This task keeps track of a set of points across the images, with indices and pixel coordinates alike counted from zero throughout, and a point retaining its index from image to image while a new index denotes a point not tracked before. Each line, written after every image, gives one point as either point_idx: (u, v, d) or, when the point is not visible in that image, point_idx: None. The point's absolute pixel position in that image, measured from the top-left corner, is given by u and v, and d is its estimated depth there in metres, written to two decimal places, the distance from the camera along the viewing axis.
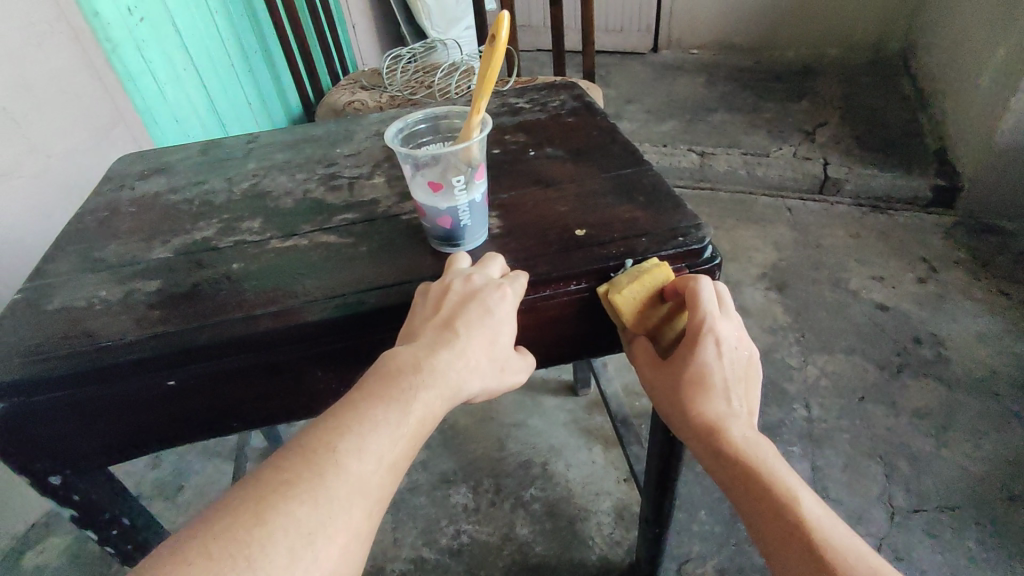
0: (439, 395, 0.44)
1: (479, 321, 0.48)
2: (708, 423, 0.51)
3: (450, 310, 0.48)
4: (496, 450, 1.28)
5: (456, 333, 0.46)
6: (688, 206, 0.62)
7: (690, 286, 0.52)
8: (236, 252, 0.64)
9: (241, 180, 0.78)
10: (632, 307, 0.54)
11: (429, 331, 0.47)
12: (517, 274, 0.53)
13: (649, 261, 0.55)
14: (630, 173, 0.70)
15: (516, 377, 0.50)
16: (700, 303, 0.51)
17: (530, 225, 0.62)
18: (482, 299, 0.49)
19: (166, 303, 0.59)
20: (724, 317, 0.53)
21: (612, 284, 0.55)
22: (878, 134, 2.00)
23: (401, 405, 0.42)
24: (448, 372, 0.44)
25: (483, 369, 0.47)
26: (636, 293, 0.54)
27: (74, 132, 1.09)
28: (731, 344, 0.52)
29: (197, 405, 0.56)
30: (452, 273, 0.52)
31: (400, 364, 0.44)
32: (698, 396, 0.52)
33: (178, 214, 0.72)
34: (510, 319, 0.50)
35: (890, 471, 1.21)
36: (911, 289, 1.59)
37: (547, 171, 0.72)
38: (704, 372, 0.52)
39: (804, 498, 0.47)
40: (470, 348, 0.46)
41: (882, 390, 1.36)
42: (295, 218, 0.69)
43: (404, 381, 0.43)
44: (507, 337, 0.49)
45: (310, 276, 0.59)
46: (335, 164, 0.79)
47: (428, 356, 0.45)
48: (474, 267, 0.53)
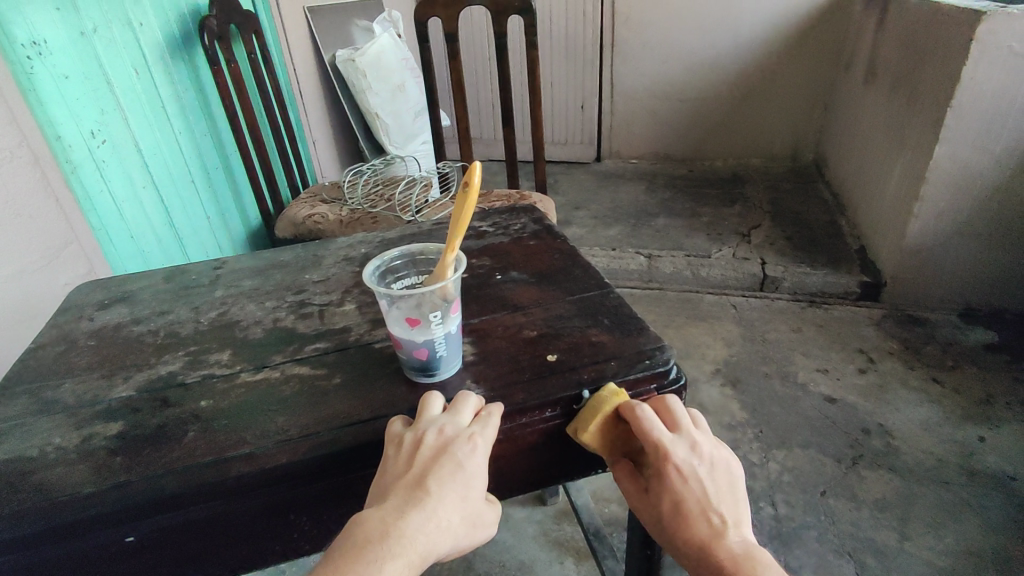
0: (405, 565, 0.43)
1: (451, 477, 0.47)
2: (695, 545, 0.52)
3: (420, 464, 0.48)
4: (464, 571, 1.23)
5: (428, 491, 0.46)
6: (651, 328, 0.66)
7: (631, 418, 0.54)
8: (203, 388, 0.63)
9: (208, 309, 0.78)
10: (597, 442, 0.57)
11: (402, 488, 0.46)
12: (494, 418, 0.53)
13: (598, 391, 0.57)
14: (593, 295, 0.74)
15: (488, 531, 0.49)
16: (649, 436, 0.54)
17: (502, 351, 0.65)
18: (452, 452, 0.48)
19: (127, 449, 0.56)
20: (683, 439, 0.55)
21: (576, 425, 0.57)
22: (805, 234, 2.19)
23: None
24: (418, 539, 0.44)
25: (455, 528, 0.46)
26: (594, 429, 0.56)
27: (26, 254, 1.06)
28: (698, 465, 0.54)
29: (158, 561, 0.53)
30: (424, 421, 0.51)
31: (368, 534, 0.44)
32: (679, 521, 0.53)
33: (141, 346, 0.71)
34: (482, 469, 0.49)
35: (859, 568, 1.22)
36: (854, 381, 1.67)
37: (514, 295, 0.75)
38: (678, 500, 0.53)
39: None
40: (441, 507, 0.45)
41: (841, 483, 1.39)
42: (265, 349, 0.69)
43: (369, 555, 0.43)
44: (482, 488, 0.49)
45: (283, 412, 0.59)
46: (304, 291, 0.80)
47: (397, 521, 0.44)
48: (447, 411, 0.52)
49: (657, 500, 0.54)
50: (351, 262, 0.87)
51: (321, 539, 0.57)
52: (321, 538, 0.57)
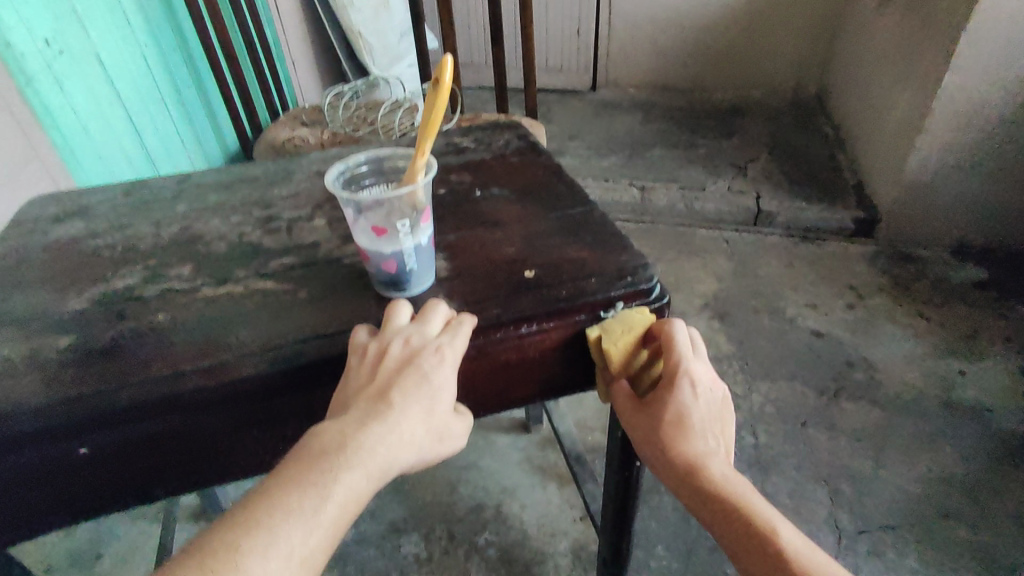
0: (364, 475, 0.41)
1: (415, 389, 0.45)
2: (687, 460, 0.53)
3: (384, 376, 0.46)
4: (448, 494, 1.25)
5: (390, 403, 0.44)
6: (634, 245, 0.63)
7: (668, 333, 0.54)
8: (162, 302, 0.60)
9: (169, 223, 0.73)
10: (619, 353, 0.55)
11: (363, 401, 0.44)
12: (465, 327, 0.50)
13: (635, 313, 0.56)
14: (576, 213, 0.70)
15: (454, 444, 0.47)
16: (676, 347, 0.54)
17: (478, 267, 0.62)
18: (417, 364, 0.46)
19: (80, 361, 0.53)
20: (699, 361, 0.55)
21: (602, 330, 0.56)
22: (802, 169, 2.13)
23: (321, 492, 0.40)
24: (377, 450, 0.42)
25: (419, 440, 0.44)
26: (624, 340, 0.55)
27: None
28: (705, 384, 0.54)
29: (114, 476, 0.51)
30: (390, 331, 0.49)
31: (325, 444, 0.42)
32: (677, 437, 0.53)
33: (98, 260, 0.67)
34: (450, 380, 0.47)
35: (834, 494, 1.25)
36: (842, 316, 1.67)
37: (493, 211, 0.71)
38: (682, 413, 0.53)
39: (786, 538, 0.48)
40: (404, 419, 0.43)
41: (822, 414, 1.41)
42: (229, 263, 0.65)
43: (325, 465, 0.41)
44: (449, 400, 0.46)
45: (246, 326, 0.56)
46: (273, 206, 0.76)
47: (356, 432, 0.42)
48: (414, 322, 0.50)
49: (661, 413, 0.54)
50: (324, 177, 0.82)
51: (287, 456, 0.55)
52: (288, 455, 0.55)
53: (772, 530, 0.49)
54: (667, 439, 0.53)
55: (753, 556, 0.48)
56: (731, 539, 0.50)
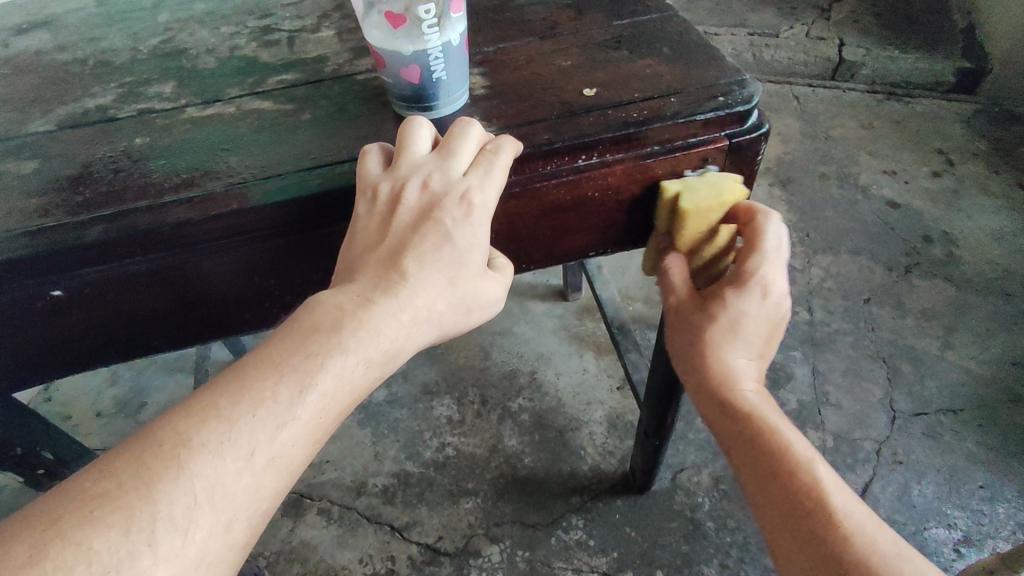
0: (362, 362, 0.32)
1: (435, 253, 0.35)
2: (725, 373, 0.44)
3: (395, 234, 0.35)
4: (481, 360, 1.22)
5: (403, 273, 0.34)
6: (727, 59, 0.49)
7: (760, 220, 0.43)
8: (140, 124, 0.49)
9: (149, 35, 0.60)
10: (695, 221, 0.44)
11: (369, 266, 0.34)
12: (506, 162, 0.38)
13: (732, 180, 0.44)
14: (649, 20, 0.55)
15: (479, 318, 0.38)
16: (764, 243, 0.43)
17: (523, 85, 0.48)
18: (438, 218, 0.35)
19: (44, 191, 0.44)
20: (781, 266, 0.44)
21: (683, 186, 0.44)
22: (899, 10, 1.80)
23: (302, 379, 0.30)
24: (382, 331, 0.33)
25: (437, 317, 0.35)
26: (708, 207, 0.43)
27: None
28: (776, 295, 0.44)
29: (98, 324, 0.44)
30: (406, 166, 0.37)
31: (317, 318, 0.32)
32: (721, 344, 0.44)
33: (66, 77, 0.55)
34: (481, 241, 0.36)
35: (893, 374, 1.16)
36: (925, 185, 1.47)
37: (542, 19, 0.56)
38: (738, 321, 0.43)
39: (823, 478, 0.39)
40: (418, 294, 0.34)
41: (888, 291, 1.29)
42: (216, 81, 0.53)
43: (313, 345, 0.31)
44: (477, 268, 0.36)
45: (239, 152, 0.45)
46: (270, 15, 0.61)
47: (357, 307, 0.33)
48: (434, 155, 0.38)
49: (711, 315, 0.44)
50: None
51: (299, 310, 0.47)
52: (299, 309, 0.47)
53: (807, 466, 0.40)
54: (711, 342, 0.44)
55: (773, 493, 0.40)
56: (751, 467, 0.42)
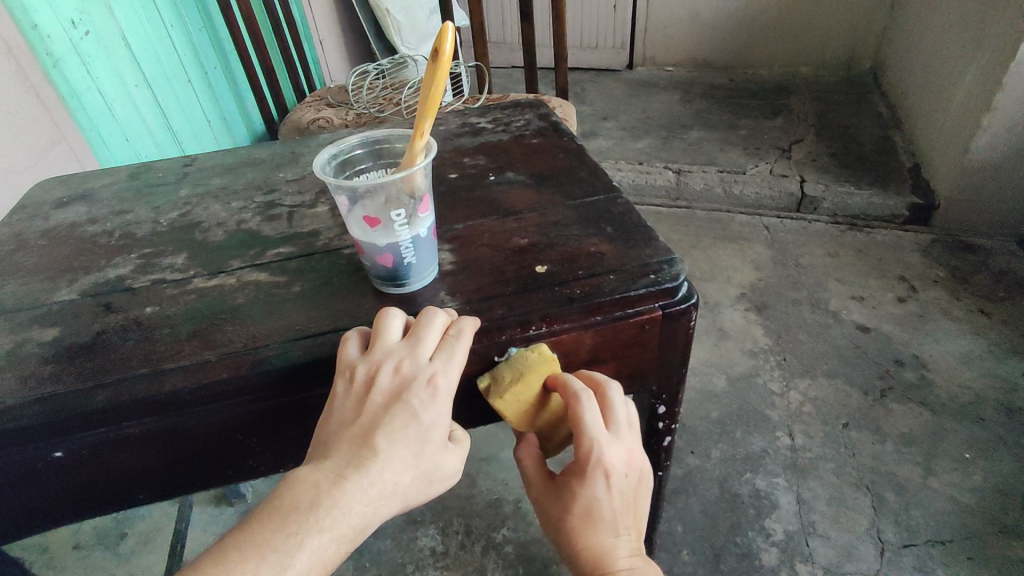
0: (334, 539, 0.37)
1: (403, 432, 0.40)
2: (598, 553, 0.50)
3: (368, 412, 0.41)
4: (467, 488, 1.25)
5: (375, 451, 0.39)
6: (660, 239, 0.57)
7: (568, 402, 0.48)
8: (153, 293, 0.56)
9: (170, 209, 0.70)
10: (508, 407, 0.49)
11: (344, 443, 0.40)
12: (464, 345, 0.45)
13: (538, 354, 0.49)
14: (598, 200, 0.64)
15: (441, 485, 0.43)
16: (583, 429, 0.47)
17: (486, 261, 0.56)
18: (407, 400, 0.41)
19: (61, 357, 0.50)
20: (615, 439, 0.49)
21: (493, 379, 0.50)
22: (853, 150, 1.99)
23: (283, 558, 0.36)
24: (353, 509, 0.38)
25: (404, 489, 0.40)
26: (513, 396, 0.49)
27: (7, 152, 0.99)
28: (617, 468, 0.49)
29: (96, 477, 0.48)
30: (380, 351, 0.44)
31: (296, 498, 0.38)
32: (586, 528, 0.50)
33: (94, 248, 0.64)
34: (442, 419, 0.42)
35: (878, 503, 1.16)
36: (892, 311, 1.55)
37: (507, 198, 0.66)
38: (591, 504, 0.50)
39: None
40: (387, 470, 0.39)
41: (866, 416, 1.32)
42: (223, 253, 0.61)
43: (293, 524, 0.37)
44: (439, 444, 0.41)
45: (235, 321, 0.52)
46: (276, 190, 0.71)
47: (332, 485, 0.38)
48: (404, 341, 0.44)
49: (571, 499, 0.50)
50: None
51: (277, 462, 0.52)
52: (276, 460, 0.52)
53: None
54: (573, 531, 0.51)
55: None
56: None
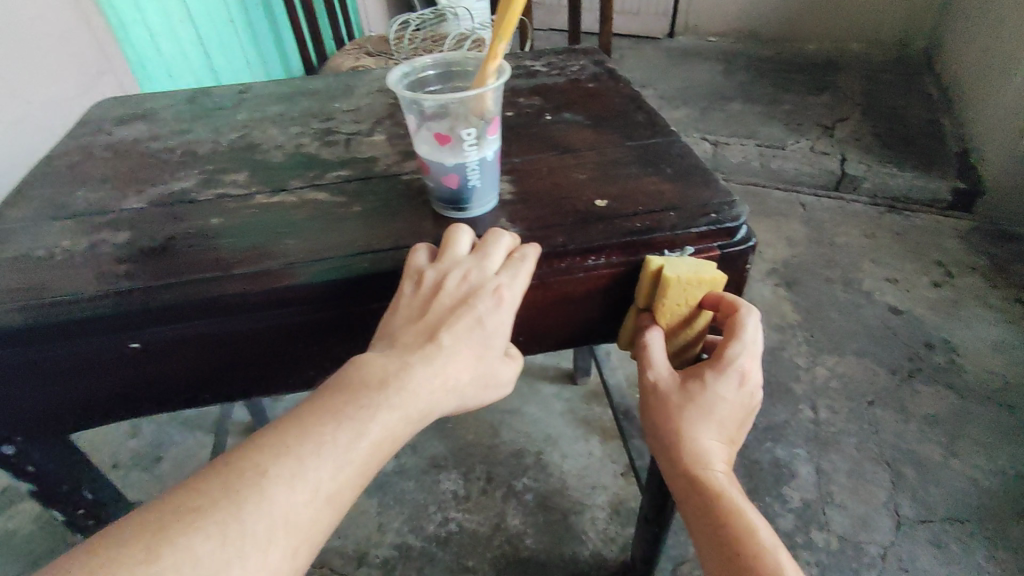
0: (404, 418, 0.38)
1: (467, 333, 0.41)
2: (698, 452, 0.49)
3: (434, 313, 0.42)
4: (489, 437, 1.27)
5: (440, 345, 0.40)
6: (721, 181, 0.57)
7: (737, 311, 0.49)
8: (216, 205, 0.57)
9: (228, 131, 0.71)
10: (676, 292, 0.49)
11: (412, 336, 0.41)
12: (529, 262, 0.46)
13: (708, 264, 0.50)
14: (656, 143, 0.64)
15: (497, 393, 0.43)
16: (742, 334, 0.49)
17: (544, 193, 0.57)
18: (472, 304, 0.42)
19: (132, 258, 0.51)
20: (757, 358, 0.50)
21: (666, 262, 0.49)
22: (898, 132, 1.94)
23: (357, 427, 0.36)
24: (421, 393, 0.38)
25: (464, 387, 0.41)
26: (692, 284, 0.48)
27: (58, 77, 1.05)
28: (750, 386, 0.50)
29: (162, 373, 0.50)
30: (448, 260, 0.45)
31: (367, 376, 0.38)
32: (698, 421, 0.49)
33: (158, 163, 0.65)
34: (505, 328, 0.43)
35: (897, 479, 1.17)
36: (926, 294, 1.53)
37: (564, 137, 0.66)
38: (714, 403, 0.49)
39: (776, 558, 0.45)
40: (452, 364, 0.40)
41: (892, 395, 1.31)
42: (284, 173, 0.62)
43: (364, 399, 0.37)
44: (499, 351, 0.43)
45: (297, 236, 0.53)
46: (333, 120, 0.72)
47: (400, 369, 0.39)
48: (471, 252, 0.46)
49: (695, 390, 0.49)
50: (387, 94, 0.77)
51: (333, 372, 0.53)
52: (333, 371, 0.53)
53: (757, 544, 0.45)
54: (686, 416, 0.49)
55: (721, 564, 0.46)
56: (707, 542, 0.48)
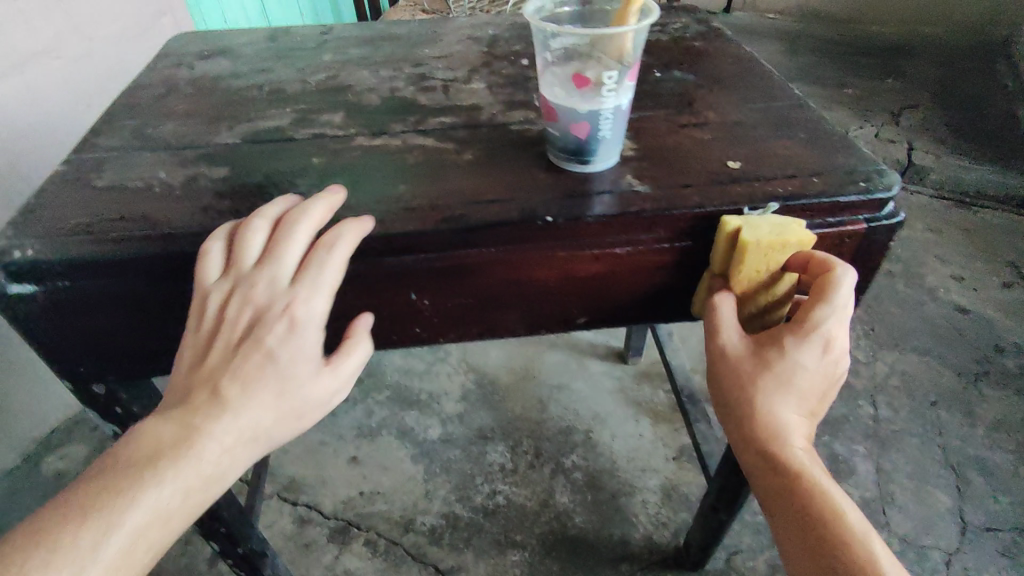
0: (185, 485, 0.36)
1: (259, 372, 0.38)
2: (776, 425, 0.42)
3: (219, 351, 0.39)
4: (537, 412, 1.24)
5: (227, 398, 0.38)
6: (862, 148, 0.52)
7: (830, 270, 0.43)
8: (315, 146, 0.54)
9: (316, 70, 0.67)
10: (755, 254, 0.44)
11: (199, 389, 0.38)
12: (335, 264, 0.42)
13: (796, 224, 0.45)
14: (782, 105, 0.59)
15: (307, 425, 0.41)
16: (833, 295, 0.42)
17: (669, 151, 0.52)
18: (264, 337, 0.39)
19: (236, 195, 0.49)
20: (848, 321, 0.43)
21: (746, 223, 0.45)
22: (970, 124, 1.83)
23: (125, 504, 0.34)
24: (208, 451, 0.37)
25: (263, 430, 0.39)
26: (770, 243, 0.44)
27: (117, 17, 1.05)
28: (838, 350, 0.43)
29: None
30: (237, 279, 0.41)
31: (146, 444, 0.36)
32: (776, 392, 0.42)
33: (246, 100, 0.62)
34: (303, 355, 0.40)
35: (963, 484, 1.12)
36: (996, 294, 1.46)
37: (679, 94, 0.61)
38: (794, 370, 0.42)
39: (870, 547, 0.39)
40: (242, 415, 0.38)
41: (958, 397, 1.26)
42: (382, 116, 0.58)
43: (136, 471, 0.35)
44: (304, 382, 0.40)
45: (408, 181, 0.49)
46: (424, 65, 0.68)
47: (187, 431, 0.37)
48: (265, 264, 0.41)
49: (772, 358, 0.43)
50: (478, 42, 0.72)
51: (438, 329, 0.50)
52: (439, 327, 0.50)
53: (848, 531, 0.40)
54: (761, 387, 0.42)
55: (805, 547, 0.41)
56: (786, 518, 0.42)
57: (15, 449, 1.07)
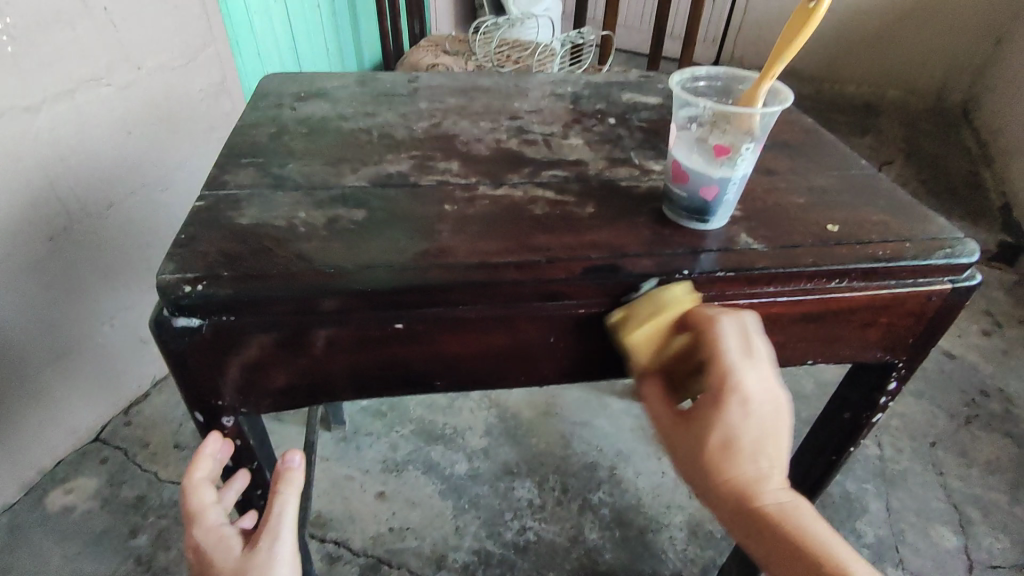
0: None
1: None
2: (741, 490, 0.41)
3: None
4: (561, 448, 1.26)
5: None
6: (940, 217, 0.58)
7: (711, 329, 0.44)
8: (443, 192, 0.57)
9: (417, 118, 0.70)
10: (647, 336, 0.46)
11: None
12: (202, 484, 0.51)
13: (670, 289, 0.48)
14: (857, 173, 0.65)
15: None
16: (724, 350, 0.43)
17: (772, 213, 0.57)
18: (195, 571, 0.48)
19: (383, 237, 0.51)
20: (754, 366, 0.43)
21: (626, 310, 0.48)
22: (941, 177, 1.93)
23: None
24: None
25: None
26: (652, 321, 0.46)
27: (167, 46, 1.01)
28: (761, 397, 0.42)
29: (408, 354, 0.49)
30: None
31: None
32: (727, 460, 0.42)
33: (360, 143, 0.64)
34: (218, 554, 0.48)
35: (964, 522, 1.19)
36: (977, 341, 1.57)
37: (763, 159, 0.67)
38: (728, 433, 0.41)
39: None
40: None
41: (952, 438, 1.34)
42: (499, 167, 0.62)
43: None
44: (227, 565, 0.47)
45: (544, 230, 0.53)
46: (520, 118, 0.72)
47: None
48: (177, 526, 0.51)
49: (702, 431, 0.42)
50: (563, 98, 0.77)
51: (562, 369, 0.53)
52: (564, 367, 0.53)
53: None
54: (710, 461, 0.42)
55: None
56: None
57: (17, 479, 0.99)
